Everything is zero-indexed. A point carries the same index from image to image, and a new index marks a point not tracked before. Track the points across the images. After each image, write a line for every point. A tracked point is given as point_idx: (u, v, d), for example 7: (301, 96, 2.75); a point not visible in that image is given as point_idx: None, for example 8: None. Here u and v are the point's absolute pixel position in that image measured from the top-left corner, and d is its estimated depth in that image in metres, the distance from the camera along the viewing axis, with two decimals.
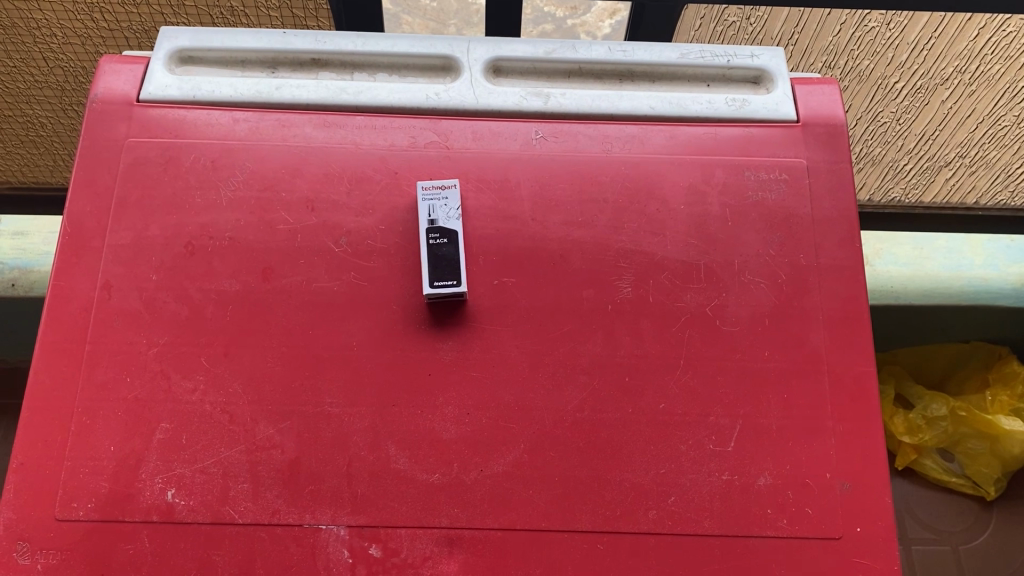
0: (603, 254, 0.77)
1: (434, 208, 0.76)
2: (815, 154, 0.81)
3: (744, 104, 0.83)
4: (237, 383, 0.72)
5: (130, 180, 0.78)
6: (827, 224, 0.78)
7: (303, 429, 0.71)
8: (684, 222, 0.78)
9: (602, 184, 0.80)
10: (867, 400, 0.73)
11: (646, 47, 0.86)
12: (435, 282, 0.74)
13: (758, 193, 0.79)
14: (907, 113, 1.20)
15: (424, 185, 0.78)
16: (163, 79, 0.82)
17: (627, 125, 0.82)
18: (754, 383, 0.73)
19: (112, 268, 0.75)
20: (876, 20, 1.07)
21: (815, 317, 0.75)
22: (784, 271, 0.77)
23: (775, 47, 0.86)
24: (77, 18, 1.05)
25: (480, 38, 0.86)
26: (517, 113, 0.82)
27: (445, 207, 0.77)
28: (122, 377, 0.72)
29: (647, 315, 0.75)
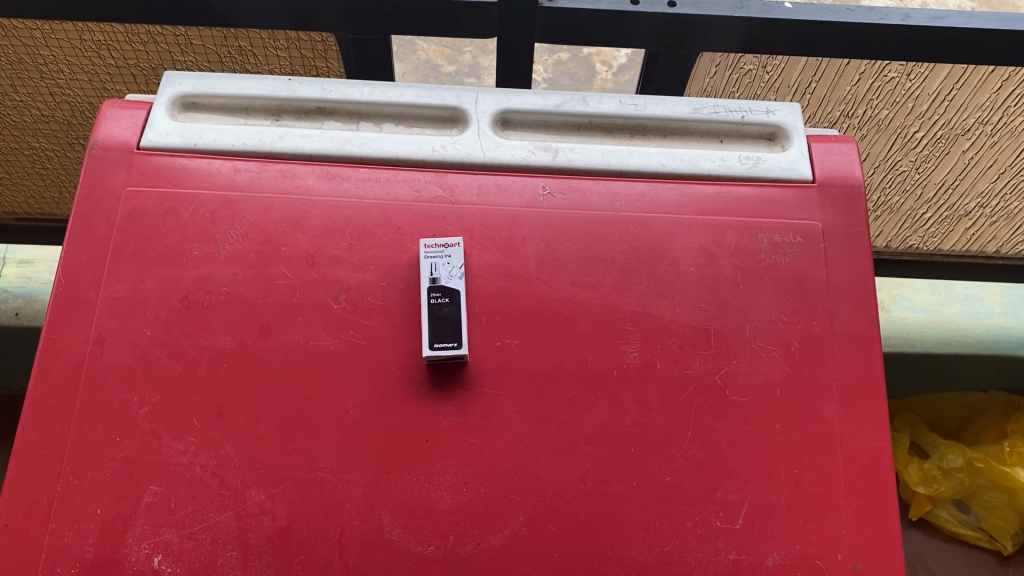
0: (610, 317, 0.74)
1: (436, 266, 0.74)
2: (831, 216, 0.79)
3: (759, 162, 0.81)
4: (229, 445, 0.70)
5: (127, 231, 0.76)
6: (842, 290, 0.76)
7: (295, 495, 0.68)
8: (694, 285, 0.76)
9: (610, 244, 0.77)
10: (881, 478, 0.70)
11: (658, 101, 0.84)
12: (436, 344, 0.72)
13: (771, 256, 0.77)
14: (927, 162, 1.17)
15: (427, 242, 0.76)
16: (164, 126, 0.81)
17: (637, 182, 0.80)
18: (764, 458, 0.70)
19: (106, 322, 0.73)
20: (896, 70, 1.04)
21: (829, 388, 0.73)
22: (797, 339, 0.74)
23: (792, 103, 0.84)
24: (84, 55, 1.04)
25: (489, 89, 0.84)
26: (525, 168, 0.80)
27: (448, 265, 0.75)
28: (112, 436, 0.70)
29: (653, 383, 0.72)
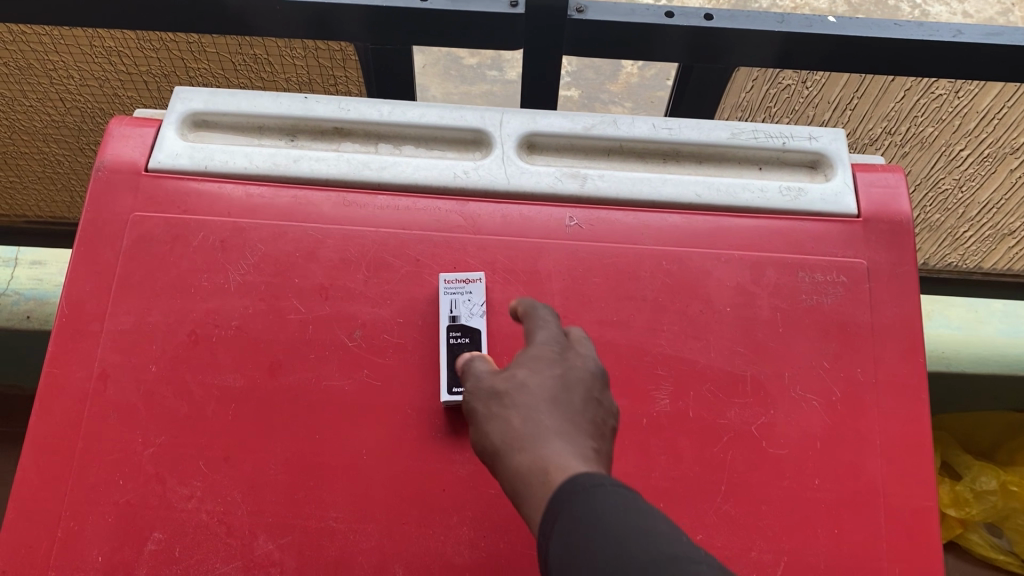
0: (640, 359, 0.70)
1: (456, 303, 0.71)
2: (877, 253, 0.74)
3: (800, 194, 0.76)
4: (237, 491, 0.66)
5: (134, 259, 0.73)
6: (887, 335, 0.71)
7: (305, 546, 0.65)
8: (730, 327, 0.71)
9: (641, 280, 0.73)
10: (926, 540, 0.66)
11: (693, 125, 0.79)
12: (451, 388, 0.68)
13: (813, 296, 0.72)
14: (971, 180, 1.11)
15: (447, 277, 0.72)
16: (174, 146, 0.77)
17: (669, 214, 0.76)
18: (802, 516, 0.66)
19: (111, 356, 0.70)
20: (944, 87, 0.98)
21: (872, 441, 0.68)
22: (839, 387, 0.70)
23: (836, 129, 0.79)
24: (95, 61, 1.01)
25: (515, 109, 0.80)
26: (551, 196, 0.76)
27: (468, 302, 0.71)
28: (114, 479, 0.66)
29: (685, 432, 0.68)
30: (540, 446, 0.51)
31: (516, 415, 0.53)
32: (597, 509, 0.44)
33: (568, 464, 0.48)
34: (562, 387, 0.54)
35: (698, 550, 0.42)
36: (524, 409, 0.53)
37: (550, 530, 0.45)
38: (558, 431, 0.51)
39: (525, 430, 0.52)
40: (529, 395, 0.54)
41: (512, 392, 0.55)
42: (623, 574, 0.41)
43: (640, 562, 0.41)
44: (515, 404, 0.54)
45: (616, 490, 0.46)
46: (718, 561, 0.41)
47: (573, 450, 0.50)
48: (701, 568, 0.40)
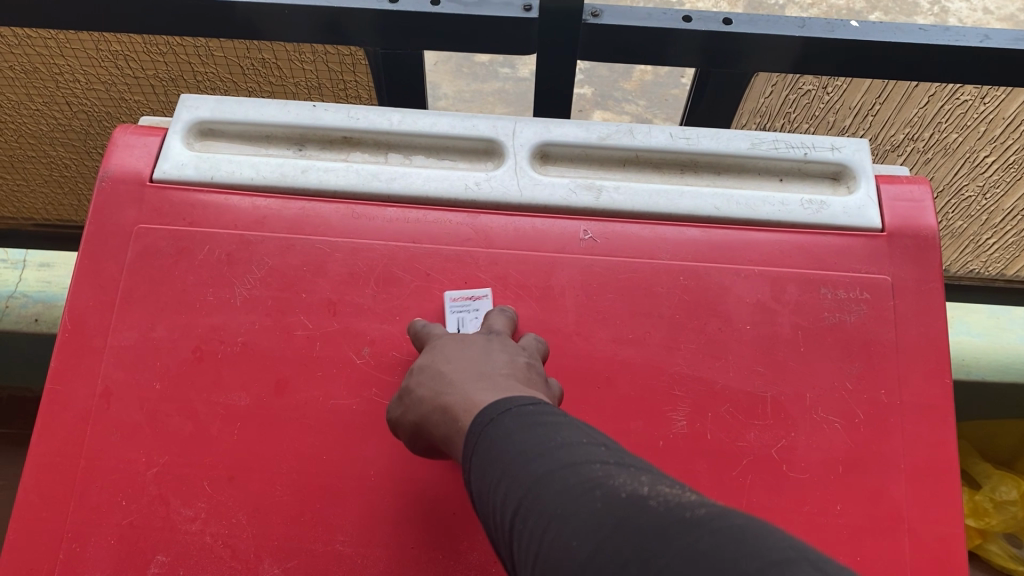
0: (657, 378, 0.68)
1: (463, 323, 0.70)
2: (902, 269, 0.71)
3: (823, 207, 0.74)
4: (242, 513, 0.65)
5: (138, 272, 0.71)
6: (912, 355, 0.69)
7: (311, 570, 0.63)
8: (749, 345, 0.69)
9: (657, 296, 0.71)
10: (953, 568, 0.64)
11: (711, 135, 0.77)
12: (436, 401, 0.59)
13: (835, 314, 0.70)
14: (996, 186, 1.08)
15: (452, 295, 0.70)
16: (180, 156, 0.75)
17: (687, 227, 0.73)
18: (824, 543, 0.64)
19: (114, 373, 0.68)
20: (970, 93, 0.95)
21: (896, 465, 0.66)
22: (862, 409, 0.67)
23: (860, 139, 0.77)
24: (101, 65, 0.99)
25: (528, 118, 0.78)
26: (565, 209, 0.74)
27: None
28: (117, 500, 0.65)
29: (703, 455, 0.66)
30: (449, 401, 0.56)
31: (426, 392, 0.58)
32: (499, 436, 0.48)
33: (470, 403, 0.53)
34: (457, 354, 0.60)
35: (598, 449, 0.45)
36: (431, 384, 0.58)
37: (470, 469, 0.49)
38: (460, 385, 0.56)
39: (434, 399, 0.57)
40: (430, 370, 0.60)
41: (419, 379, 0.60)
42: (524, 478, 0.44)
43: (536, 472, 0.44)
44: (425, 383, 0.59)
45: (519, 411, 0.50)
46: (610, 460, 0.43)
47: (473, 389, 0.55)
48: (595, 469, 0.43)
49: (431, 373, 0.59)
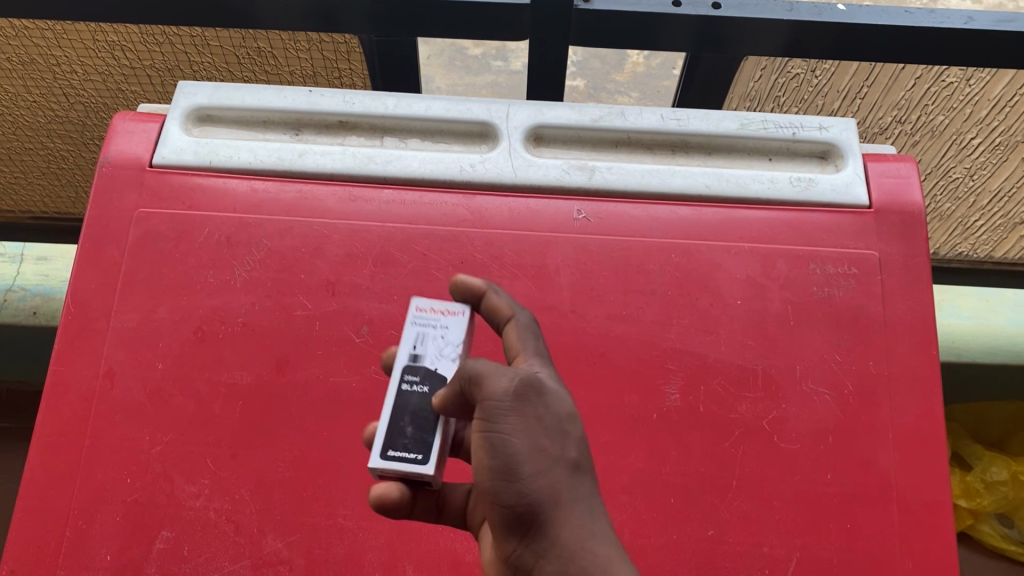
0: (650, 353, 0.69)
1: (422, 338, 0.55)
2: (890, 244, 0.73)
3: (811, 184, 0.75)
4: (245, 489, 0.66)
5: (139, 255, 0.73)
6: (899, 328, 0.71)
7: (314, 543, 0.65)
8: (741, 320, 0.70)
9: (650, 273, 0.72)
10: (940, 534, 0.65)
11: (702, 116, 0.79)
12: (423, 455, 0.51)
13: (824, 288, 0.72)
14: (983, 168, 1.10)
15: (420, 305, 0.57)
16: (178, 141, 0.77)
17: (679, 206, 0.75)
18: (815, 511, 0.65)
19: (117, 353, 0.70)
20: (955, 75, 0.97)
21: (885, 435, 0.67)
22: (851, 380, 0.69)
23: (847, 119, 0.78)
24: (97, 55, 1.00)
25: (521, 102, 0.79)
26: (558, 189, 0.75)
27: (438, 341, 0.55)
28: (122, 478, 0.66)
29: (696, 426, 0.67)
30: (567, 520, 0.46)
31: (542, 461, 0.46)
32: None
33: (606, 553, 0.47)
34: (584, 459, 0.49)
35: None
36: (552, 467, 0.47)
37: None
38: (582, 519, 0.46)
39: (553, 499, 0.46)
40: (563, 479, 0.47)
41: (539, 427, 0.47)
42: None
43: None
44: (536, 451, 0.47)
45: None
46: None
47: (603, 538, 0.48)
48: None
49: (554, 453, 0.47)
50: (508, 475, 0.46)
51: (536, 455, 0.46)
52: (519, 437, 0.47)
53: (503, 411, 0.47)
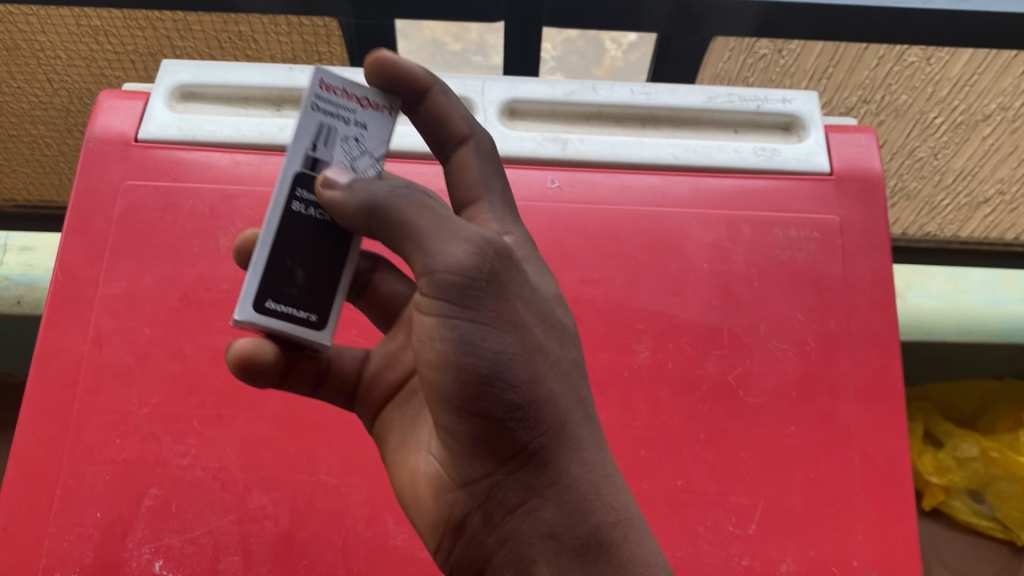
0: (621, 315, 0.72)
1: (325, 132, 0.51)
2: (850, 210, 0.76)
3: (774, 153, 0.79)
4: (231, 447, 0.68)
5: (125, 226, 0.75)
6: (859, 288, 0.74)
7: (298, 498, 0.67)
8: (707, 282, 0.74)
9: (621, 239, 0.75)
10: (898, 482, 0.68)
11: (669, 90, 0.82)
12: (317, 317, 0.52)
13: (787, 252, 0.75)
14: (946, 148, 1.11)
15: (323, 84, 0.51)
16: (163, 117, 0.79)
17: (648, 175, 0.78)
18: (779, 461, 0.68)
19: (104, 320, 0.72)
20: (916, 54, 1.00)
21: (846, 389, 0.71)
22: (813, 338, 0.72)
23: (809, 92, 0.81)
24: (81, 40, 1.02)
25: (496, 77, 0.82)
26: (533, 160, 0.78)
27: (346, 143, 0.52)
28: (111, 438, 0.68)
29: (665, 383, 0.70)
30: (555, 433, 0.49)
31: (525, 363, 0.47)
32: None
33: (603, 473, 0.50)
34: (555, 344, 0.51)
35: None
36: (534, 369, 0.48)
37: None
38: (574, 427, 0.50)
39: (539, 405, 0.48)
40: (551, 386, 0.49)
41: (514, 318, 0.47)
42: None
43: None
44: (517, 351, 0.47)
45: None
46: None
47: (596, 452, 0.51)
48: None
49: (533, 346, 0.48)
50: (493, 382, 0.46)
51: (524, 362, 0.47)
52: (494, 336, 0.46)
53: (487, 301, 0.46)
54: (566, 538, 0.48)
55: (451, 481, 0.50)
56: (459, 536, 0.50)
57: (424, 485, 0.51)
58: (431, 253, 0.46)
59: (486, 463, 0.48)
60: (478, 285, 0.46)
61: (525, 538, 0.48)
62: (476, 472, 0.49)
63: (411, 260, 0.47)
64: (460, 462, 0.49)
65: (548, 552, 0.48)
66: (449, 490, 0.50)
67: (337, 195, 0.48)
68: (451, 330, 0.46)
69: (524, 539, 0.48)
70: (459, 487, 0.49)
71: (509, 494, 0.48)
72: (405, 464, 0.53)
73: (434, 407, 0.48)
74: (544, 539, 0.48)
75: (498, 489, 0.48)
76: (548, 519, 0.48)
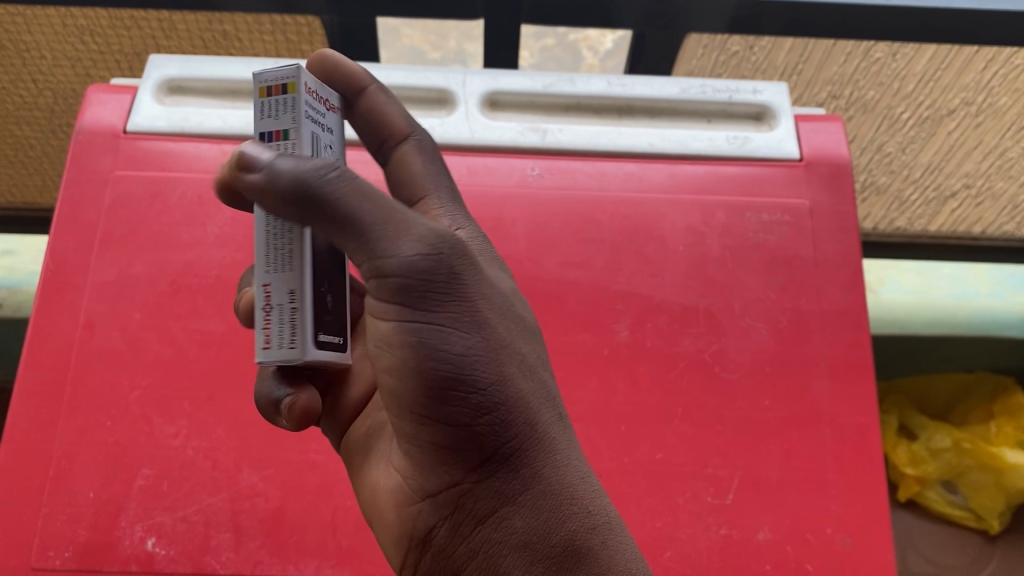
0: (601, 296, 0.74)
1: (315, 139, 0.49)
2: (819, 194, 0.79)
3: (746, 141, 0.82)
4: (221, 428, 0.70)
5: (115, 215, 0.77)
6: (828, 269, 0.77)
7: (287, 476, 0.69)
8: (683, 264, 0.76)
9: (600, 224, 0.77)
10: (868, 452, 0.71)
11: (645, 82, 0.84)
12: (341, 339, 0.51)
13: (759, 235, 0.78)
14: (913, 142, 1.12)
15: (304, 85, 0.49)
16: (151, 110, 0.81)
17: (625, 162, 0.80)
18: (754, 434, 0.71)
19: (95, 306, 0.73)
20: (881, 51, 1.03)
21: (817, 364, 0.73)
22: (786, 316, 0.75)
23: (779, 82, 0.84)
24: (66, 40, 1.03)
25: (476, 70, 0.84)
26: (514, 149, 0.80)
27: (324, 152, 0.50)
28: (102, 420, 0.70)
29: (644, 360, 0.72)
30: (525, 434, 0.48)
31: (490, 366, 0.46)
32: None
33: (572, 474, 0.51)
34: (520, 340, 0.49)
35: None
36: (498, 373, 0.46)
37: None
38: (540, 429, 0.49)
39: (507, 408, 0.47)
40: (519, 385, 0.48)
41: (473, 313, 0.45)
42: None
43: None
44: (481, 353, 0.46)
45: None
46: None
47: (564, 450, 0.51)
48: None
49: (499, 347, 0.47)
50: (455, 390, 0.45)
51: (489, 365, 0.46)
52: (455, 338, 0.45)
53: (449, 303, 0.45)
54: (540, 547, 0.48)
55: (415, 492, 0.50)
56: (427, 549, 0.50)
57: (390, 497, 0.51)
58: (376, 248, 0.43)
59: (454, 473, 0.48)
60: (437, 283, 0.44)
61: (499, 548, 0.48)
62: (442, 482, 0.48)
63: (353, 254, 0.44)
64: (425, 473, 0.49)
65: (521, 562, 0.47)
66: (415, 502, 0.50)
67: (258, 180, 0.42)
68: (409, 334, 0.44)
69: (497, 551, 0.48)
70: (424, 499, 0.49)
71: (479, 504, 0.48)
72: (370, 479, 0.54)
73: (396, 415, 0.47)
74: (517, 548, 0.48)
75: (465, 501, 0.48)
76: (521, 528, 0.48)
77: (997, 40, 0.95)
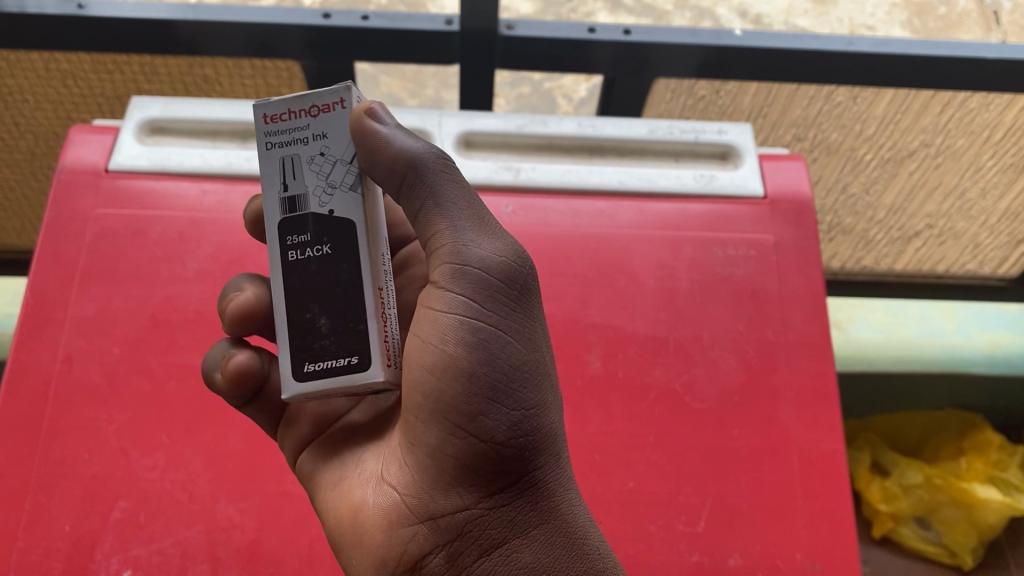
0: (573, 328, 0.76)
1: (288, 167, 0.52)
2: (783, 230, 0.82)
3: (712, 180, 0.85)
4: (198, 460, 0.70)
5: (96, 251, 0.78)
6: (793, 301, 0.79)
7: (264, 508, 0.69)
8: (652, 296, 0.79)
9: (572, 258, 0.80)
10: (835, 479, 0.72)
11: (614, 123, 0.88)
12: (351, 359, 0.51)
13: (726, 268, 0.80)
14: (877, 183, 1.16)
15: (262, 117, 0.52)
16: (133, 149, 0.83)
17: (597, 200, 0.83)
18: (724, 462, 0.72)
19: (74, 341, 0.74)
20: (843, 94, 1.06)
21: (784, 393, 0.75)
22: (753, 347, 0.77)
23: (743, 123, 0.88)
24: (48, 84, 1.05)
25: (452, 112, 0.87)
26: (488, 187, 0.83)
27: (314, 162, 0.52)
28: (79, 454, 0.70)
29: (616, 391, 0.74)
30: (551, 464, 0.53)
31: (536, 389, 0.52)
32: None
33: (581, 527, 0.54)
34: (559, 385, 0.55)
35: None
36: (540, 396, 0.52)
37: None
38: (565, 470, 0.54)
39: (541, 433, 0.52)
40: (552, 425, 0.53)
41: (531, 336, 0.52)
42: None
43: None
44: (529, 372, 0.52)
45: None
46: None
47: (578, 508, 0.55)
48: None
49: (545, 375, 0.53)
50: (506, 397, 0.50)
51: (532, 389, 0.52)
52: (509, 354, 0.51)
53: (508, 319, 0.51)
54: None
55: (413, 515, 0.52)
56: None
57: (376, 517, 0.53)
58: (466, 243, 0.51)
59: (474, 490, 0.51)
60: (504, 295, 0.51)
61: None
62: (457, 501, 0.51)
63: (437, 245, 0.52)
64: (437, 493, 0.51)
65: None
66: (412, 523, 0.52)
67: (381, 130, 0.50)
68: (468, 335, 0.50)
69: None
70: (424, 523, 0.52)
71: (490, 531, 0.51)
72: (348, 495, 0.55)
73: (429, 420, 0.51)
74: None
75: (475, 526, 0.51)
76: (532, 562, 0.51)
77: (952, 83, 1.00)
